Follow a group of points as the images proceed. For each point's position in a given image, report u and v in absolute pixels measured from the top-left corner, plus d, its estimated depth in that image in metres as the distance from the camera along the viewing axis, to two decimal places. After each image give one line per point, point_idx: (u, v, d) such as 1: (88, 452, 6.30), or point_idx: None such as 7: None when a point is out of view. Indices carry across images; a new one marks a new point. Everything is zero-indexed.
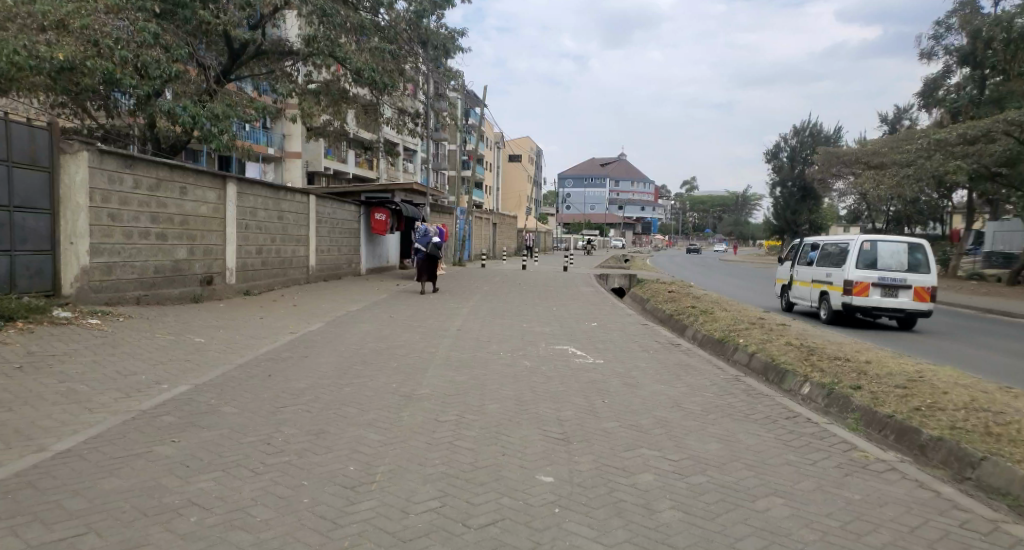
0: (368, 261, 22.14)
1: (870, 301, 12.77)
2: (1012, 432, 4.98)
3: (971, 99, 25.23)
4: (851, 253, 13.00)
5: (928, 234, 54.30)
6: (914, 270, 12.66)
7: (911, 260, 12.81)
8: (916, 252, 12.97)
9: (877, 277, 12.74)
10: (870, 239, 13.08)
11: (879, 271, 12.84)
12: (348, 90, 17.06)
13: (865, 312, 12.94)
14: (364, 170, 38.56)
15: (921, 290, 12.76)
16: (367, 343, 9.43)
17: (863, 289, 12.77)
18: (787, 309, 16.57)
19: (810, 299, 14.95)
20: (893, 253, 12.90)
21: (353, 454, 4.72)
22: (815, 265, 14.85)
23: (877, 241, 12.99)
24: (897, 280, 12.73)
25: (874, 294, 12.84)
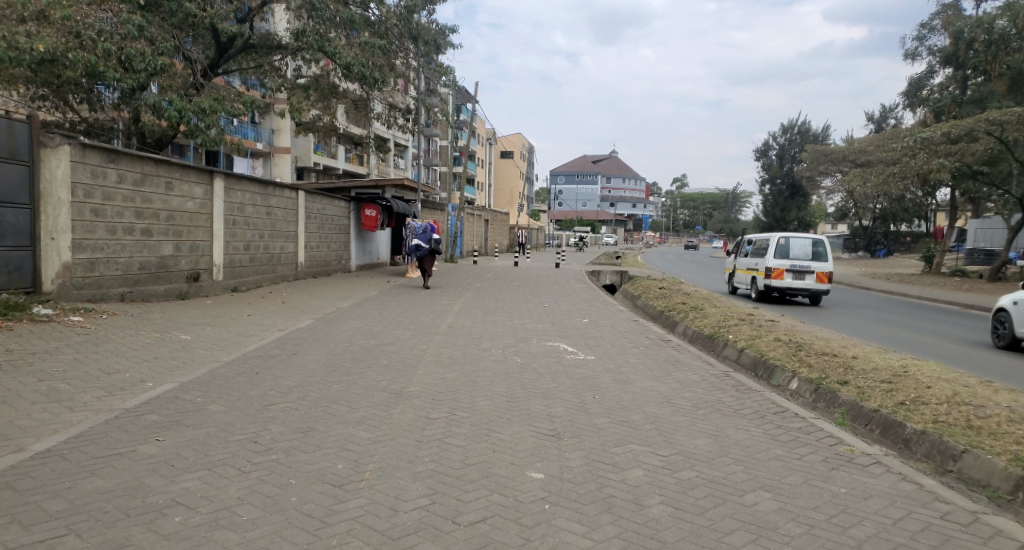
0: (358, 258, 22.10)
1: (784, 283, 16.19)
2: (992, 426, 5.06)
3: (954, 99, 25.33)
4: (770, 246, 16.42)
5: (916, 231, 54.79)
6: (817, 259, 16.05)
7: (816, 251, 16.18)
8: (819, 244, 16.40)
9: (789, 264, 16.16)
10: (784, 235, 16.51)
11: (790, 259, 16.28)
12: (338, 85, 16.97)
13: (780, 292, 16.37)
14: (355, 166, 38.45)
15: (823, 274, 16.20)
16: (357, 341, 9.40)
17: (778, 274, 16.20)
18: (732, 293, 19.78)
19: (745, 284, 18.28)
20: (802, 245, 16.30)
21: (342, 452, 4.71)
22: (749, 257, 18.24)
23: (790, 237, 16.39)
24: (804, 267, 16.11)
25: (787, 278, 16.25)
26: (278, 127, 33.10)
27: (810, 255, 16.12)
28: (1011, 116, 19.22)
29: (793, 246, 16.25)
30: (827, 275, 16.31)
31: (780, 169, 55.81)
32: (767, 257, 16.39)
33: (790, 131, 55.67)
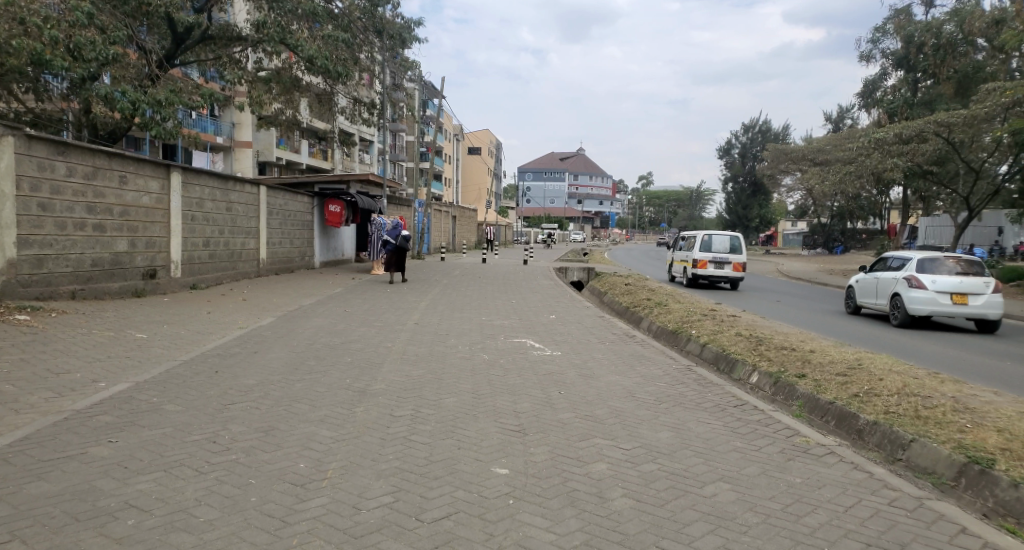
0: (322, 254, 21.83)
1: (707, 272, 19.43)
2: (939, 415, 5.26)
3: (906, 100, 26.06)
4: (696, 242, 19.67)
5: (871, 227, 56.50)
6: (734, 252, 19.35)
7: (733, 246, 19.49)
8: (736, 240, 19.73)
9: (711, 256, 19.39)
10: (707, 232, 19.76)
11: (712, 252, 19.55)
12: (300, 78, 16.68)
13: (705, 279, 19.61)
14: (319, 161, 37.90)
15: (739, 264, 19.48)
16: (321, 339, 9.29)
17: (702, 264, 19.43)
18: (672, 280, 22.89)
19: (679, 273, 21.53)
20: (722, 241, 19.59)
21: (303, 451, 4.66)
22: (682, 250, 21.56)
23: (712, 234, 19.65)
24: (724, 259, 19.38)
25: (710, 268, 19.47)
26: (239, 121, 32.42)
27: (728, 249, 19.50)
28: (958, 118, 19.82)
29: (714, 241, 19.61)
30: (743, 265, 19.67)
31: (742, 168, 56.86)
32: (693, 250, 19.65)
33: (751, 130, 56.82)
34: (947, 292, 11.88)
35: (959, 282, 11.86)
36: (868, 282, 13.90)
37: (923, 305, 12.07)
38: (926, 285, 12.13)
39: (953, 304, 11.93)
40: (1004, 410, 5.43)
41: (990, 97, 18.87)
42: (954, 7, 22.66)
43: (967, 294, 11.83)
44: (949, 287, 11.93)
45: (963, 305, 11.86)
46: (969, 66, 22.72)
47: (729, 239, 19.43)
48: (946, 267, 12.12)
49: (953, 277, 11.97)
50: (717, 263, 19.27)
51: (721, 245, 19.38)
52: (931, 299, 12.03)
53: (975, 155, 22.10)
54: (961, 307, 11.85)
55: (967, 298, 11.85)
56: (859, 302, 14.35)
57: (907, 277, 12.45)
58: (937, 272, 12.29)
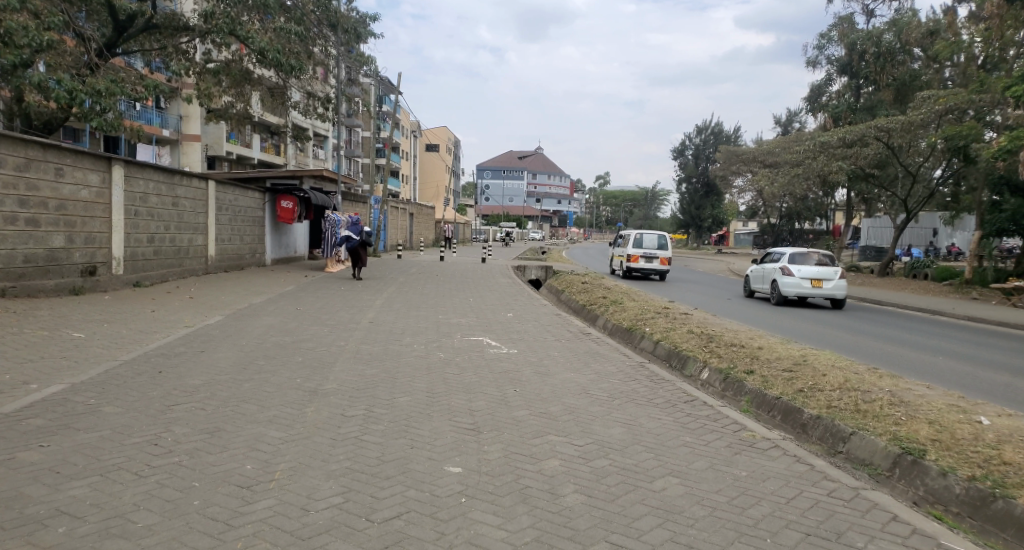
0: (273, 252, 21.36)
1: (639, 266, 22.28)
2: (876, 409, 5.48)
3: (849, 105, 26.67)
4: (629, 239, 22.51)
5: (817, 228, 58.38)
6: (662, 249, 22.27)
7: (661, 243, 22.40)
8: (664, 238, 22.66)
9: (642, 252, 22.26)
10: (640, 231, 22.59)
11: (643, 248, 22.42)
12: (251, 71, 16.22)
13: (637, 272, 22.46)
14: (272, 156, 37.04)
15: (666, 259, 22.43)
16: (271, 338, 9.10)
17: (635, 259, 22.26)
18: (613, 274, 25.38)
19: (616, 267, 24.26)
20: (651, 238, 22.48)
21: (250, 452, 4.56)
22: (618, 246, 24.37)
23: (643, 233, 22.51)
24: (653, 254, 22.28)
25: (641, 262, 22.34)
26: (187, 113, 31.43)
27: (656, 246, 22.45)
28: (896, 123, 20.86)
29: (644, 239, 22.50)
30: (669, 260, 22.65)
31: (696, 169, 57.89)
32: (626, 247, 22.48)
33: (705, 132, 58.05)
34: (808, 278, 15.76)
35: (817, 271, 15.70)
36: (760, 271, 17.74)
37: (792, 287, 15.87)
38: (793, 273, 15.98)
39: (812, 287, 15.86)
40: (936, 402, 5.71)
41: (925, 104, 20.18)
42: (891, 17, 23.94)
43: (822, 279, 15.77)
44: (810, 274, 15.85)
45: (819, 287, 15.80)
46: (907, 75, 24.23)
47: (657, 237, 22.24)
48: (810, 258, 15.89)
49: (814, 267, 15.86)
50: (646, 258, 22.15)
51: (650, 242, 22.22)
52: (797, 283, 15.91)
53: (913, 160, 23.05)
54: (818, 289, 15.79)
55: (822, 282, 15.79)
56: (752, 287, 18.15)
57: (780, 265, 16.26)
58: (804, 262, 16.12)
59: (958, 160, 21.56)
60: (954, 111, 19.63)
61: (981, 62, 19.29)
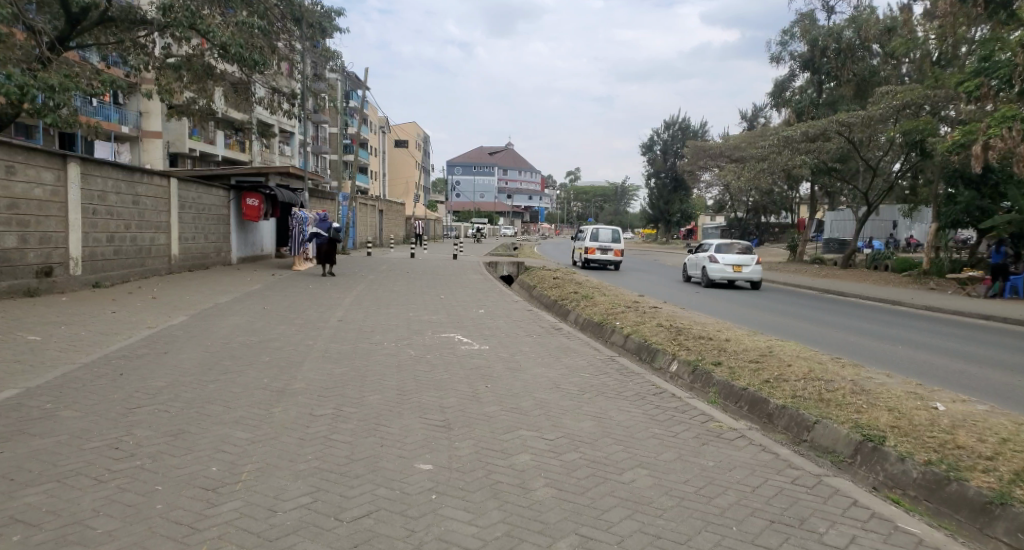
0: (239, 250, 21.01)
1: (595, 257, 25.32)
2: (839, 398, 5.62)
3: (812, 101, 27.13)
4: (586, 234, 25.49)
5: (783, 222, 59.49)
6: (615, 242, 25.41)
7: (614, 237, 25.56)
8: (618, 233, 25.86)
9: (598, 245, 25.34)
10: (596, 225, 25.62)
11: (600, 242, 25.48)
12: (213, 66, 15.86)
13: (594, 262, 25.46)
14: (237, 153, 36.30)
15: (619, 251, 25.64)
16: (237, 338, 8.94)
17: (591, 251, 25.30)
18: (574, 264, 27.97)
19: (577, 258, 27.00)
20: (606, 233, 25.61)
21: (216, 454, 4.48)
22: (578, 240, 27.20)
23: (599, 228, 25.56)
24: (608, 247, 25.36)
25: (597, 254, 25.42)
26: (146, 109, 30.59)
27: (611, 239, 25.50)
28: (857, 118, 21.30)
29: (600, 233, 25.58)
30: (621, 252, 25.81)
31: (664, 164, 58.42)
32: (584, 241, 25.52)
33: (672, 127, 58.72)
34: (731, 265, 19.02)
35: (738, 259, 19.02)
36: (695, 260, 20.99)
37: (717, 272, 19.12)
38: (719, 260, 19.24)
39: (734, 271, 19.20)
40: (894, 390, 5.87)
41: (884, 99, 20.69)
42: (850, 14, 24.50)
43: (742, 266, 19.00)
44: (732, 261, 19.08)
45: (740, 272, 19.07)
46: (866, 71, 24.79)
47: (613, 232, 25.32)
48: (733, 248, 19.18)
49: (735, 256, 19.11)
50: (602, 250, 25.16)
51: (605, 236, 25.29)
52: (721, 269, 19.14)
53: (873, 153, 23.62)
54: (739, 274, 19.12)
55: (742, 268, 19.03)
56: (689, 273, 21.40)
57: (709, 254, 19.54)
58: (728, 252, 19.40)
59: (915, 154, 22.15)
60: (912, 106, 20.15)
61: (936, 59, 19.87)
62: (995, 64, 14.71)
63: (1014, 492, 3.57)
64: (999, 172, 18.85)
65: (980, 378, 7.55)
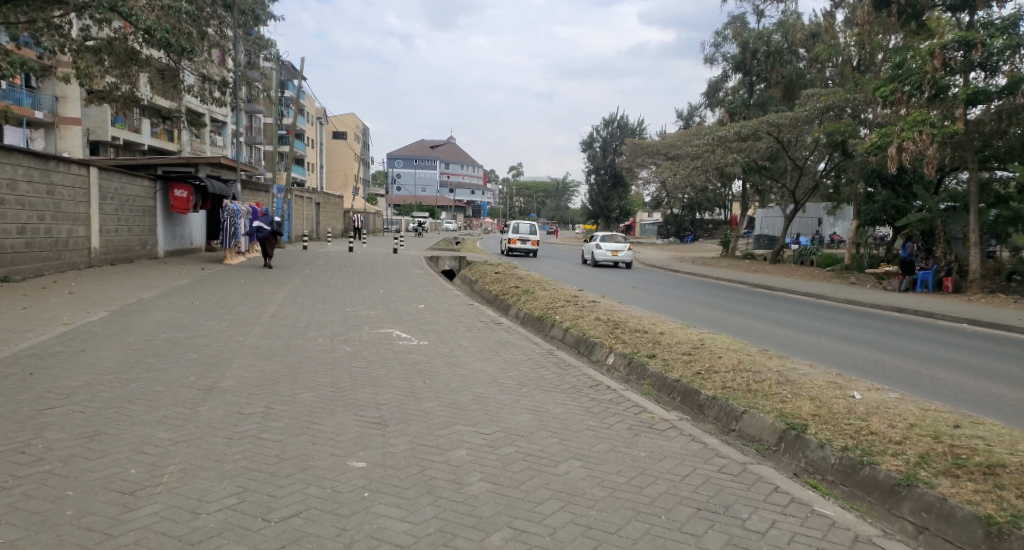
0: (166, 243, 20.08)
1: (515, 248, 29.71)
2: (765, 389, 5.83)
3: (743, 101, 28.08)
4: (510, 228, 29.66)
5: (716, 219, 61.44)
6: (532, 234, 29.94)
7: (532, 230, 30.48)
8: (535, 226, 30.68)
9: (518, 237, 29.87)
10: (518, 220, 29.94)
11: (520, 234, 29.93)
12: (139, 51, 14.89)
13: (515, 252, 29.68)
14: (164, 142, 34.72)
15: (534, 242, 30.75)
16: (162, 334, 8.55)
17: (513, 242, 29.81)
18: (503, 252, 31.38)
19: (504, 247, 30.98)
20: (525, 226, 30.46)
21: (135, 456, 4.26)
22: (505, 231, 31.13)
23: (519, 222, 30.03)
24: (527, 238, 29.83)
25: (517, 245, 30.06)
26: (64, 94, 28.90)
27: (529, 232, 29.92)
28: (785, 119, 22.20)
29: (521, 227, 30.01)
30: (537, 242, 30.53)
31: (604, 161, 59.40)
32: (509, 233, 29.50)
33: (612, 125, 59.88)
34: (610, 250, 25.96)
35: (617, 246, 26.22)
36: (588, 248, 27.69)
37: (601, 255, 26.17)
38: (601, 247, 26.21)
39: (613, 256, 26.22)
40: (816, 380, 6.15)
41: (810, 102, 21.72)
42: (778, 19, 25.56)
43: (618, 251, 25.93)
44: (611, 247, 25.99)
45: (617, 255, 26.05)
46: (794, 74, 25.82)
47: (530, 225, 29.96)
48: (613, 238, 26.24)
49: (612, 243, 26.04)
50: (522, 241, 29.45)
51: (525, 229, 29.83)
52: (603, 253, 26.07)
53: (800, 153, 24.67)
54: (617, 257, 26.15)
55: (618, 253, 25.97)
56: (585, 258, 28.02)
57: (596, 242, 26.77)
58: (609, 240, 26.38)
59: (838, 154, 23.24)
60: (835, 108, 21.16)
61: (856, 64, 20.87)
62: (907, 71, 15.64)
63: (919, 474, 3.80)
64: (912, 172, 19.95)
65: (895, 367, 7.97)
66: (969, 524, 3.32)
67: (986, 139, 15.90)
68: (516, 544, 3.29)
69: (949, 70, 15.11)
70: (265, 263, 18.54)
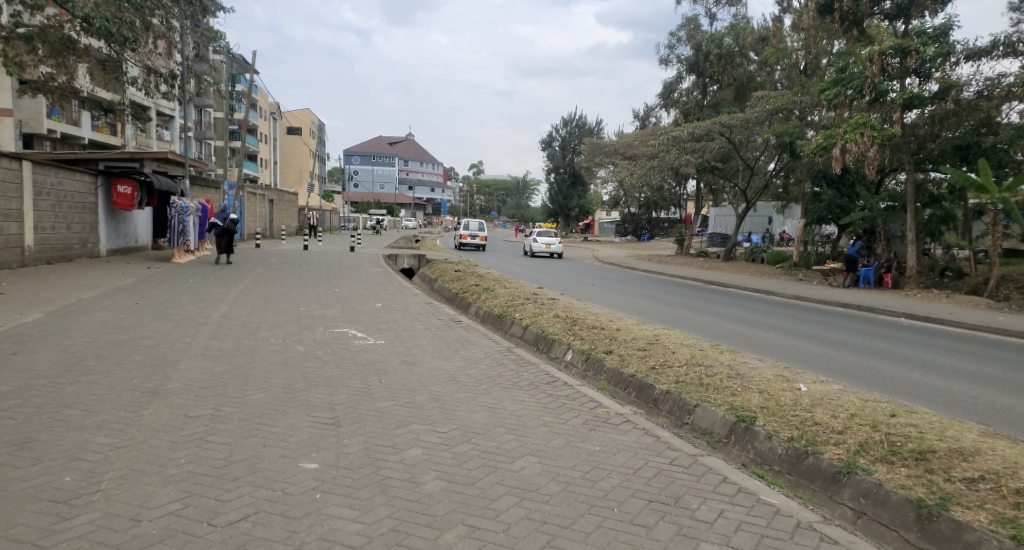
0: (109, 241, 19.37)
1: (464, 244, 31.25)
2: (717, 383, 5.96)
3: (696, 103, 28.14)
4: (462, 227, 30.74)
5: (672, 218, 62.49)
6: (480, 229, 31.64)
7: (479, 227, 32.36)
8: (482, 225, 32.43)
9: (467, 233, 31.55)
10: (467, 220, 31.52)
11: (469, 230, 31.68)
12: (77, 40, 14.28)
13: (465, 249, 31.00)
14: (106, 136, 33.44)
15: None
16: (103, 336, 8.25)
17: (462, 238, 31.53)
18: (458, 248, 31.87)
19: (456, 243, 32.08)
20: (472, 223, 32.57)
21: (71, 463, 4.10)
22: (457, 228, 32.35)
23: (468, 221, 31.68)
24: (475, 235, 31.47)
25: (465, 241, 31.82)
26: None
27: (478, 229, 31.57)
28: (736, 120, 22.81)
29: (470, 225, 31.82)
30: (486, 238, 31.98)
31: (563, 160, 59.65)
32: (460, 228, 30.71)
33: (571, 124, 60.30)
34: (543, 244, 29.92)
35: (549, 240, 30.17)
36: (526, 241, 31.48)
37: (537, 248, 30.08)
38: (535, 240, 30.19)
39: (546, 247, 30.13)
40: (764, 374, 6.32)
41: (760, 103, 22.34)
42: (729, 22, 26.23)
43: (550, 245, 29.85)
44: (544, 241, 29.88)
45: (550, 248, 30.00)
46: (744, 76, 26.50)
47: (479, 223, 32.13)
48: (548, 233, 30.08)
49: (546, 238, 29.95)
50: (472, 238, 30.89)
51: (475, 227, 31.71)
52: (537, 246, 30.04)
53: (751, 154, 25.31)
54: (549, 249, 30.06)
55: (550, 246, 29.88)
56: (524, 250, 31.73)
57: (533, 236, 30.65)
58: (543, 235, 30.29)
59: (787, 155, 23.94)
60: (784, 110, 21.90)
61: (803, 68, 21.50)
62: (850, 75, 16.16)
63: (859, 461, 3.94)
64: (855, 173, 20.67)
65: (839, 360, 8.26)
66: (902, 508, 3.48)
67: (920, 142, 16.60)
68: (470, 542, 3.29)
69: (887, 75, 15.73)
70: (220, 261, 18.20)
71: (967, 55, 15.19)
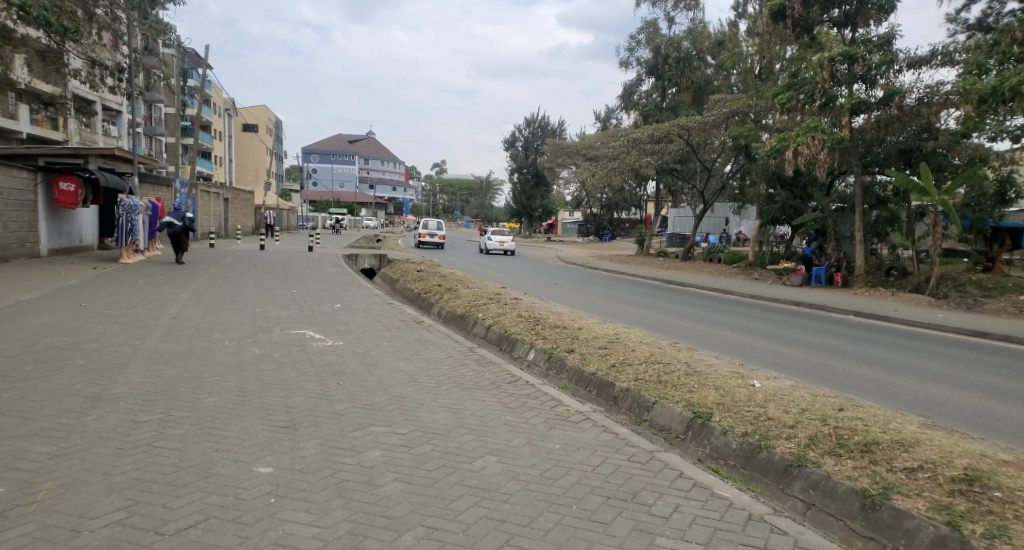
0: (51, 240, 18.64)
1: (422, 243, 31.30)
2: (675, 380, 6.05)
3: (655, 105, 28.69)
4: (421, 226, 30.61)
5: (634, 218, 63.20)
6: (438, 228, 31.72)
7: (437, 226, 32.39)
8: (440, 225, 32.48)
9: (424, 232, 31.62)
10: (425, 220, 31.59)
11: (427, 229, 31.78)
12: (14, 30, 13.68)
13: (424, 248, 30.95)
14: (46, 130, 32.23)
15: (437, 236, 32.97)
16: (44, 339, 7.94)
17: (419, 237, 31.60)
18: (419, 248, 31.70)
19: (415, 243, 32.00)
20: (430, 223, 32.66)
21: (7, 473, 3.94)
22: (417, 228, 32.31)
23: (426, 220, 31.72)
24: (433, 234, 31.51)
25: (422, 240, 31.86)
26: None
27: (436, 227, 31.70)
28: (694, 123, 23.25)
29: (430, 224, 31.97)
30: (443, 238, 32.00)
31: (526, 160, 59.71)
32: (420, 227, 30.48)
33: (534, 124, 60.44)
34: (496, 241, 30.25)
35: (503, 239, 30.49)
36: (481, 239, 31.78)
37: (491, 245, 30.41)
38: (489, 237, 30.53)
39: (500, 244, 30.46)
40: (720, 370, 6.46)
41: (717, 106, 22.80)
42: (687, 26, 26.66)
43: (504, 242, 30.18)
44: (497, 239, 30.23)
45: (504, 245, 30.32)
46: (702, 79, 27.00)
47: (437, 222, 32.05)
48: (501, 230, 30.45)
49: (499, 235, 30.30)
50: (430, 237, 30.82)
51: (433, 226, 31.76)
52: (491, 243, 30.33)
53: (708, 156, 25.79)
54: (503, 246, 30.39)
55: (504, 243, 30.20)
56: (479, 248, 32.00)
57: (488, 234, 30.94)
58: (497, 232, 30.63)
59: (743, 157, 24.50)
60: (739, 113, 22.35)
61: (758, 73, 21.99)
62: (801, 80, 16.61)
63: (808, 454, 4.05)
64: (808, 175, 21.29)
65: (790, 357, 8.47)
66: (848, 498, 3.59)
67: (867, 146, 17.18)
68: (428, 543, 3.27)
69: (836, 81, 16.17)
70: (177, 260, 17.80)
71: (909, 63, 15.79)
